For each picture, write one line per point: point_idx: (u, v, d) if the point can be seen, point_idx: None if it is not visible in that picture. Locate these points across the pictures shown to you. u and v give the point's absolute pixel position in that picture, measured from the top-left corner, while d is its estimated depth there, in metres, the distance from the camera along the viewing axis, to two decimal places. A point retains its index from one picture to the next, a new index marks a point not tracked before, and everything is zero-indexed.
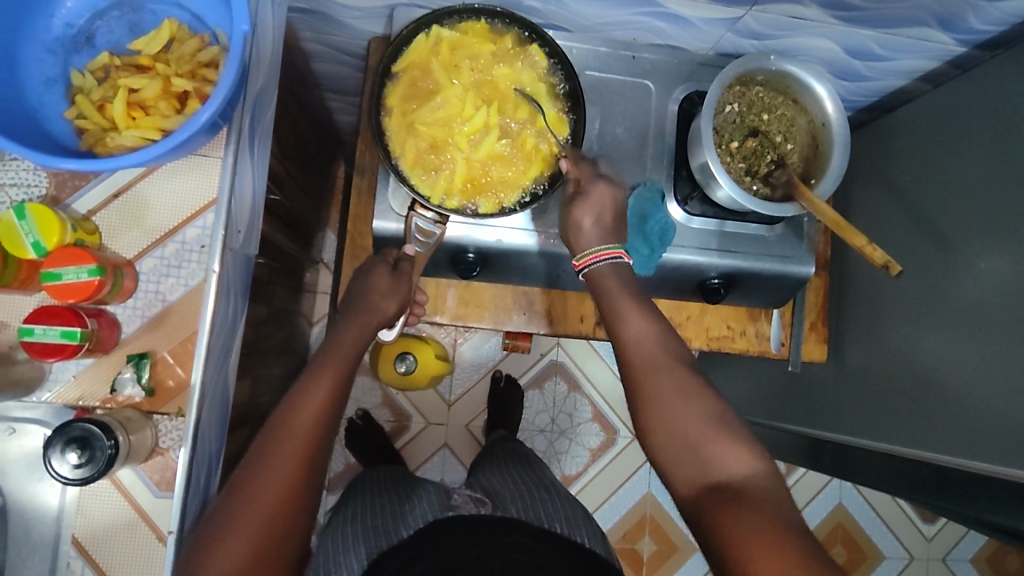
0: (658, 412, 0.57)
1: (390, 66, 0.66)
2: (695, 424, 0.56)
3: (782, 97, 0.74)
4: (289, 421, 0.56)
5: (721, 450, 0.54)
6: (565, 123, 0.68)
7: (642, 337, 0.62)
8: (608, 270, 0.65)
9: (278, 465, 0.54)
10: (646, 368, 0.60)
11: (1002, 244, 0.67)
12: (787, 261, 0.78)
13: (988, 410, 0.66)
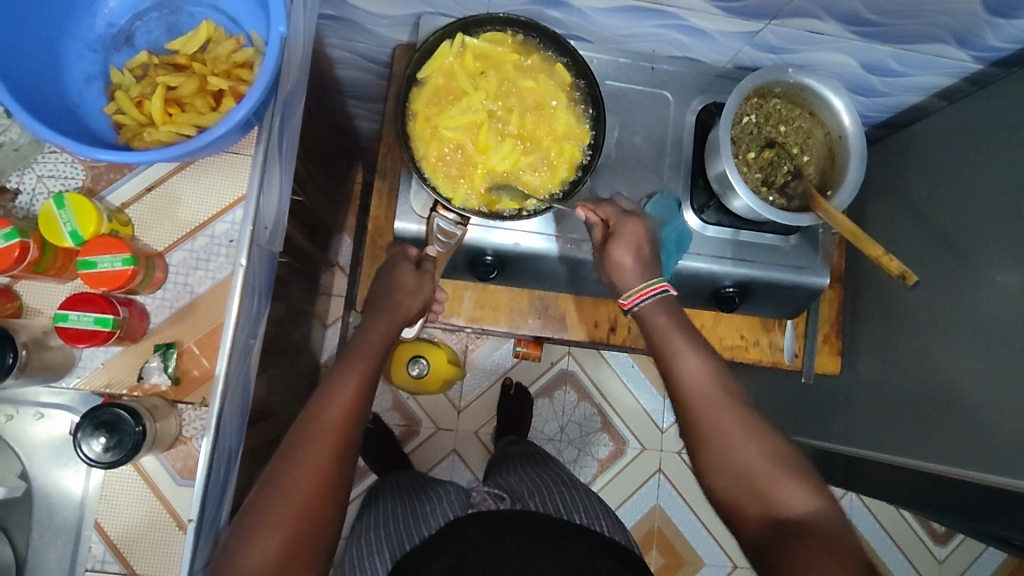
0: (714, 449, 0.60)
1: (416, 72, 0.67)
2: (757, 465, 0.58)
3: (799, 109, 0.75)
4: (321, 414, 0.58)
5: (782, 490, 0.57)
6: (585, 129, 0.70)
7: (698, 372, 0.63)
8: (656, 307, 0.66)
9: (312, 457, 0.55)
10: (706, 403, 0.61)
11: (1017, 259, 0.68)
12: (802, 272, 0.78)
13: (1000, 425, 0.67)
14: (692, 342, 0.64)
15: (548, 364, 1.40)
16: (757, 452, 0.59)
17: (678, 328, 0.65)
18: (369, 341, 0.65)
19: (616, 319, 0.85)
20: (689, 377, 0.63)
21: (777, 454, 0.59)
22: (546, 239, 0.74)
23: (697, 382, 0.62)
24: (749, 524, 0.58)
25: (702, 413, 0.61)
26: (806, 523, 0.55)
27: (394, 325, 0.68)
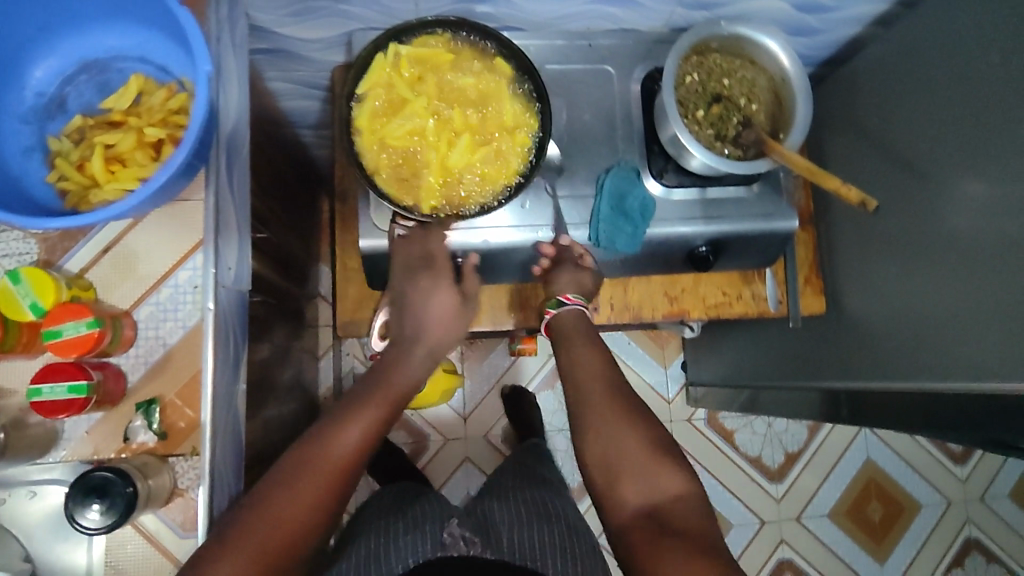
0: (599, 432, 0.66)
1: (354, 89, 0.67)
2: (637, 452, 0.64)
3: (740, 60, 0.75)
4: (321, 455, 0.57)
5: (658, 475, 0.62)
6: (532, 116, 0.69)
7: (589, 363, 0.70)
8: (573, 312, 0.74)
9: (302, 498, 0.55)
10: (597, 392, 0.68)
11: (979, 168, 0.68)
12: (771, 218, 0.79)
13: (990, 335, 0.66)
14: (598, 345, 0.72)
15: (546, 357, 1.39)
16: (634, 440, 0.64)
17: (585, 330, 0.73)
18: (393, 377, 0.63)
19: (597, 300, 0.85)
20: (583, 370, 0.70)
21: (654, 443, 0.65)
22: (515, 231, 0.75)
23: (592, 372, 0.70)
24: (619, 512, 0.62)
25: (596, 398, 0.68)
26: (672, 507, 0.61)
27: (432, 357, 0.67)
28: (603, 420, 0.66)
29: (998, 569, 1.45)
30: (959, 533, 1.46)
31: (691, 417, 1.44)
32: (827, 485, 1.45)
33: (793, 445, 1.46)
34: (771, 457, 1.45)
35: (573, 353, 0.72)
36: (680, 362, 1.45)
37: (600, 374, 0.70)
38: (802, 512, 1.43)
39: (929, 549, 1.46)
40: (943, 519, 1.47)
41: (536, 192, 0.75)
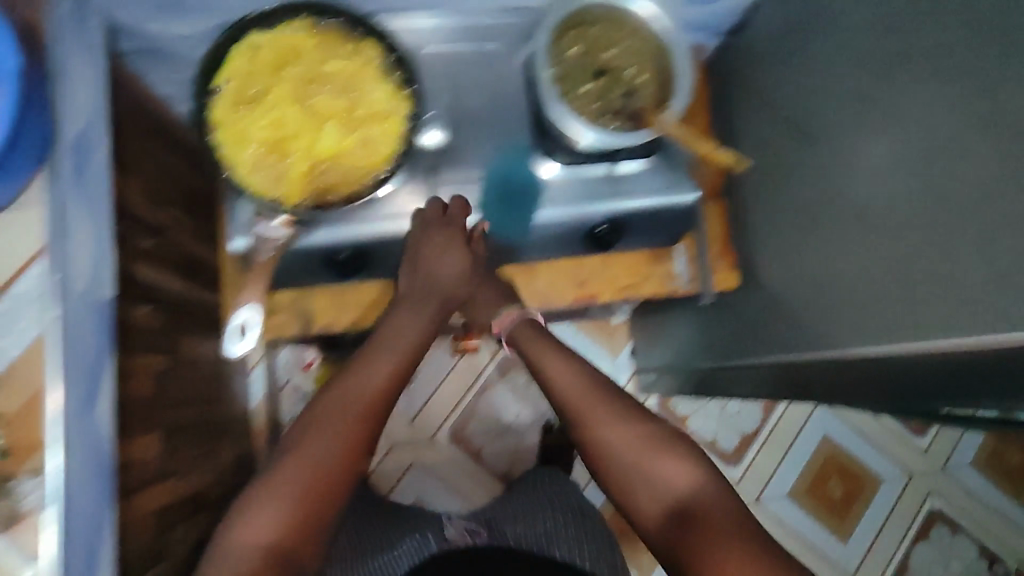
0: (591, 439, 0.69)
1: (208, 83, 0.64)
2: (626, 450, 0.67)
3: (621, 30, 0.71)
4: (310, 460, 0.62)
5: (665, 466, 0.65)
6: (402, 97, 0.66)
7: (566, 376, 0.72)
8: (520, 324, 0.76)
9: (276, 511, 0.59)
10: (586, 407, 0.70)
11: (858, 120, 0.63)
12: (669, 192, 0.76)
13: (871, 296, 0.62)
14: (574, 363, 0.73)
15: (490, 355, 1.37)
16: (670, 461, 0.65)
17: (554, 345, 0.75)
18: (355, 386, 0.66)
19: (503, 287, 0.82)
20: (567, 390, 0.71)
21: (652, 437, 0.67)
22: None
23: (586, 393, 0.70)
24: (650, 517, 0.65)
25: (586, 412, 0.70)
26: (683, 500, 0.63)
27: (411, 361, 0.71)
28: (602, 423, 0.69)
29: (964, 541, 1.42)
30: (922, 506, 1.44)
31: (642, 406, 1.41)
32: (784, 465, 1.42)
33: (747, 425, 1.44)
34: (726, 440, 1.42)
35: (548, 369, 0.73)
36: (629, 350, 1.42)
37: (590, 388, 0.71)
38: (761, 494, 1.41)
39: (892, 525, 1.43)
40: (905, 492, 1.44)
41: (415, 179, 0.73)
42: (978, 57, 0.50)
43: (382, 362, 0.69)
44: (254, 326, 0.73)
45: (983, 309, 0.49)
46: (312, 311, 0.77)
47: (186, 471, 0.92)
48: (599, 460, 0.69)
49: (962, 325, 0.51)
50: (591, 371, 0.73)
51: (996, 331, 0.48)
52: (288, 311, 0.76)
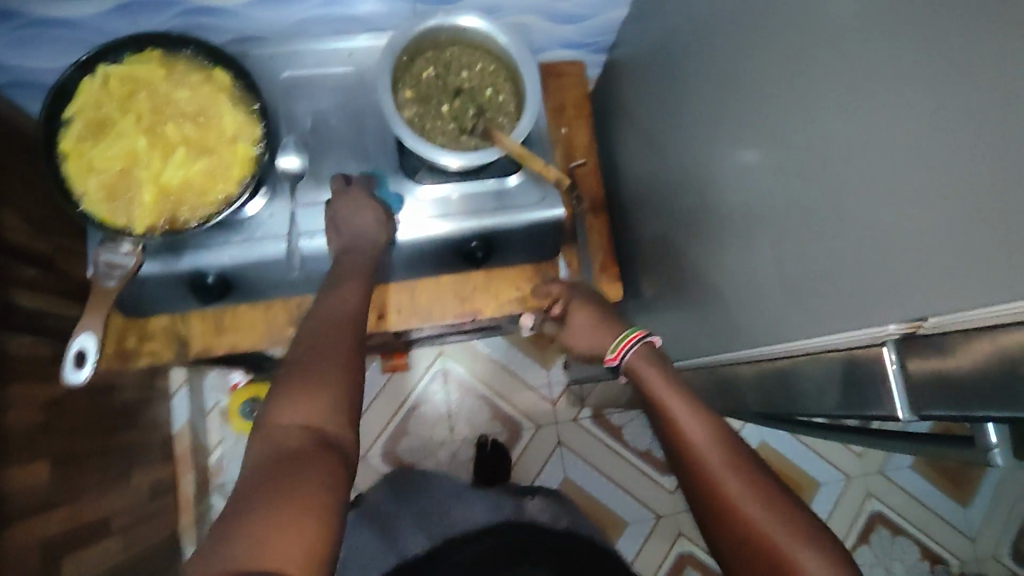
0: (730, 513, 0.53)
1: (56, 112, 0.64)
2: (766, 521, 0.51)
3: (478, 51, 0.74)
4: (287, 445, 0.49)
5: (800, 554, 0.49)
6: (254, 122, 0.67)
7: (693, 427, 0.58)
8: (640, 361, 0.66)
9: (310, 494, 0.46)
10: (720, 466, 0.55)
11: (719, 128, 0.64)
12: (537, 207, 0.76)
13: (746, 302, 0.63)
14: (690, 404, 0.60)
15: (422, 370, 1.40)
16: (766, 510, 0.52)
17: (677, 387, 0.62)
18: (328, 366, 0.55)
19: (383, 304, 0.84)
20: (693, 440, 0.58)
21: (786, 510, 0.52)
22: (260, 244, 0.71)
23: (709, 448, 0.57)
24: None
25: (718, 472, 0.55)
26: None
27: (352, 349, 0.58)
28: (733, 497, 0.53)
29: (905, 542, 1.42)
30: (863, 508, 1.43)
31: (577, 417, 1.41)
32: None
33: None
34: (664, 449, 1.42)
35: (667, 409, 0.61)
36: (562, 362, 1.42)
37: (712, 434, 0.58)
38: None
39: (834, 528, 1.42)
40: (844, 495, 1.44)
41: (277, 202, 0.73)
42: (782, 62, 0.51)
43: (330, 361, 0.55)
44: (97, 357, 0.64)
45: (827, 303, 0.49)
46: (188, 335, 0.78)
47: (92, 498, 0.92)
48: (741, 543, 0.52)
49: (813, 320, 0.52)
50: (712, 413, 0.60)
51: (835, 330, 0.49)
52: (163, 336, 0.77)
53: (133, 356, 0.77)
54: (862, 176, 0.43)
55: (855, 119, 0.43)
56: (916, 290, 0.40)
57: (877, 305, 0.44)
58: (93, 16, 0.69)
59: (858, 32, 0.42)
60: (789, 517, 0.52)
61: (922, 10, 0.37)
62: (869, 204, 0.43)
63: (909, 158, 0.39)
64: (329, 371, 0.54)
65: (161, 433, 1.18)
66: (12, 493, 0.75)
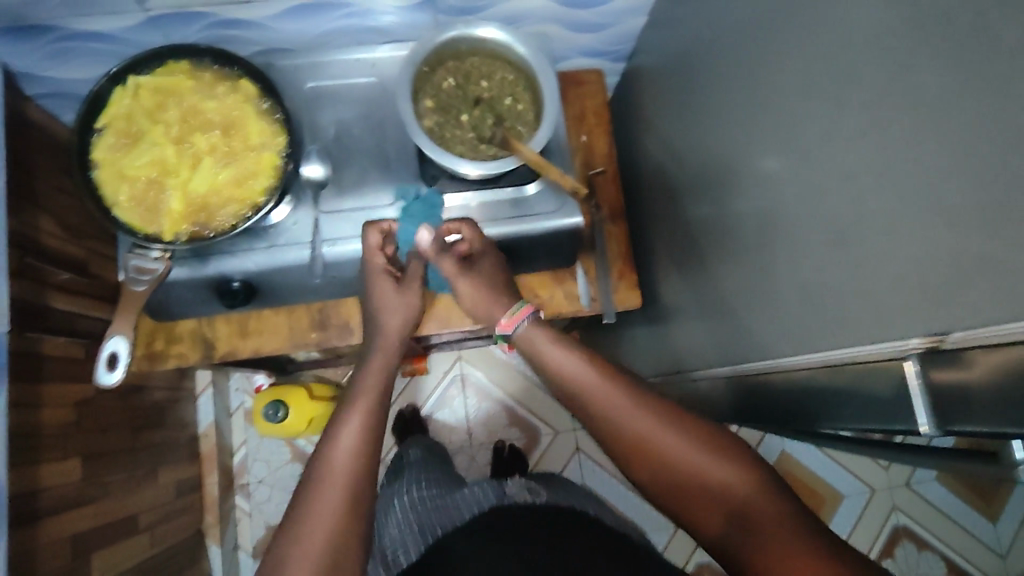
0: (643, 448, 0.57)
1: (91, 122, 0.67)
2: (676, 447, 0.56)
3: (498, 61, 0.75)
4: (324, 468, 0.58)
5: (713, 468, 0.54)
6: (279, 133, 0.69)
7: (588, 376, 0.61)
8: (531, 327, 0.68)
9: (320, 524, 0.55)
10: (624, 411, 0.58)
11: (730, 139, 0.65)
12: (553, 215, 0.77)
13: (755, 311, 0.63)
14: (577, 361, 0.63)
15: (441, 375, 1.41)
16: (682, 440, 0.56)
17: (570, 346, 0.64)
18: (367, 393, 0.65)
19: None
20: (597, 395, 0.60)
21: (693, 433, 0.56)
22: (284, 251, 0.73)
23: (613, 398, 0.59)
24: (705, 518, 0.54)
25: (626, 418, 0.58)
26: (743, 504, 0.52)
27: (373, 415, 0.63)
28: (641, 433, 0.57)
29: (931, 556, 1.39)
30: (888, 521, 1.40)
31: None
32: None
33: None
34: None
35: (557, 369, 0.63)
36: None
37: (606, 384, 0.60)
38: None
39: (857, 542, 1.40)
40: (869, 509, 1.42)
41: (301, 210, 0.74)
42: (790, 72, 0.51)
43: (348, 420, 0.62)
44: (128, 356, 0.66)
45: (836, 320, 0.49)
46: (214, 339, 0.80)
47: (120, 496, 0.95)
48: (657, 473, 0.56)
49: (822, 335, 0.51)
50: (608, 366, 0.62)
51: (848, 346, 0.48)
52: (190, 339, 0.79)
53: (161, 359, 0.79)
54: (868, 189, 0.43)
55: (858, 132, 0.43)
56: (931, 308, 0.40)
57: (890, 320, 0.43)
58: (126, 29, 0.71)
59: (862, 44, 0.42)
60: (700, 439, 0.56)
61: (913, 27, 0.37)
62: (876, 218, 0.42)
63: (914, 173, 0.38)
64: (345, 431, 0.61)
65: (187, 433, 1.20)
66: (44, 489, 0.77)
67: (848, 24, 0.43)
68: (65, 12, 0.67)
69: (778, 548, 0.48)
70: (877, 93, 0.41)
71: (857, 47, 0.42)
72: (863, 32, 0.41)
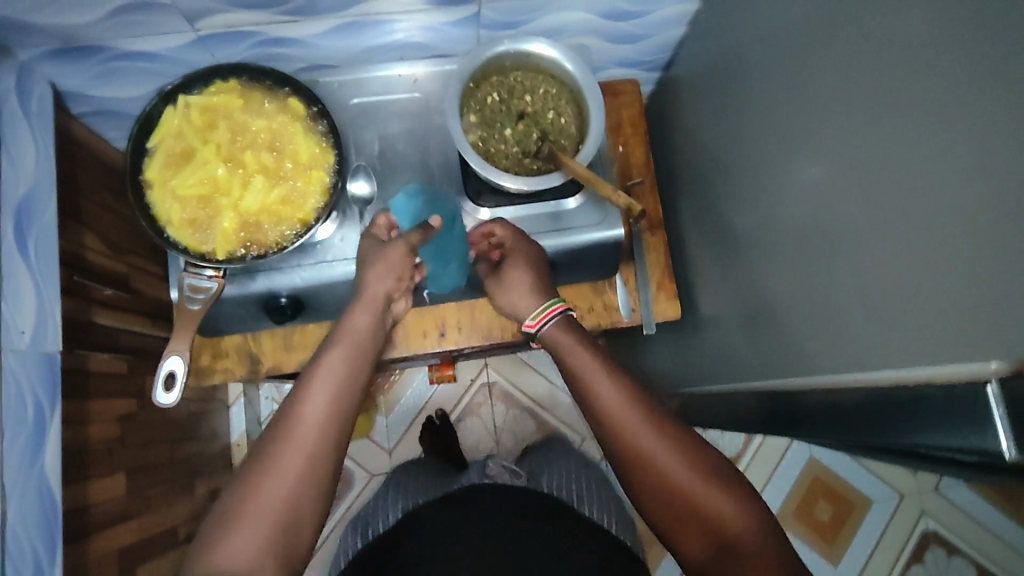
0: (648, 468, 0.57)
1: (143, 142, 0.68)
2: (683, 476, 0.56)
3: (542, 75, 0.75)
4: (279, 443, 0.56)
5: (717, 503, 0.55)
6: (328, 150, 0.70)
7: (607, 391, 0.60)
8: (558, 327, 0.68)
9: (267, 497, 0.54)
10: (638, 428, 0.58)
11: (785, 152, 0.65)
12: (596, 228, 0.78)
13: (811, 324, 0.63)
14: (599, 373, 0.62)
15: (468, 383, 1.42)
16: (691, 469, 0.56)
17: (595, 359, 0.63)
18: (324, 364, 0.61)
19: (443, 323, 0.86)
20: (613, 409, 0.59)
21: (702, 464, 0.56)
22: (331, 266, 0.74)
23: (629, 413, 0.59)
24: (692, 542, 0.55)
25: (638, 433, 0.58)
26: (738, 542, 0.53)
27: (347, 386, 0.61)
28: (648, 452, 0.57)
29: (961, 562, 1.38)
30: (917, 526, 1.40)
31: None
32: (769, 489, 1.42)
33: (729, 451, 1.44)
34: None
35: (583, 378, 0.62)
36: None
37: (628, 403, 0.59)
38: None
39: (885, 548, 1.40)
40: (897, 514, 1.41)
41: (347, 226, 0.75)
42: (868, 89, 0.51)
43: (320, 383, 0.60)
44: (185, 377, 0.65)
45: (908, 338, 0.49)
46: (258, 354, 0.81)
47: (161, 507, 0.95)
48: (655, 491, 0.56)
49: (891, 352, 0.51)
50: (628, 382, 0.61)
51: (916, 367, 0.48)
52: (235, 355, 0.80)
53: (207, 374, 0.80)
54: (954, 211, 0.43)
55: (948, 154, 0.43)
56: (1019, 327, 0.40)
57: (966, 344, 0.43)
58: (174, 48, 0.71)
59: (957, 68, 0.42)
60: (709, 471, 0.56)
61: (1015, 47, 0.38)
62: (961, 240, 0.43)
63: (1009, 199, 0.39)
64: (316, 399, 0.58)
65: (220, 443, 1.21)
66: (94, 505, 0.78)
67: (941, 46, 0.43)
68: (116, 34, 0.67)
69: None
70: (969, 116, 0.41)
71: (949, 69, 0.43)
72: (958, 55, 0.42)
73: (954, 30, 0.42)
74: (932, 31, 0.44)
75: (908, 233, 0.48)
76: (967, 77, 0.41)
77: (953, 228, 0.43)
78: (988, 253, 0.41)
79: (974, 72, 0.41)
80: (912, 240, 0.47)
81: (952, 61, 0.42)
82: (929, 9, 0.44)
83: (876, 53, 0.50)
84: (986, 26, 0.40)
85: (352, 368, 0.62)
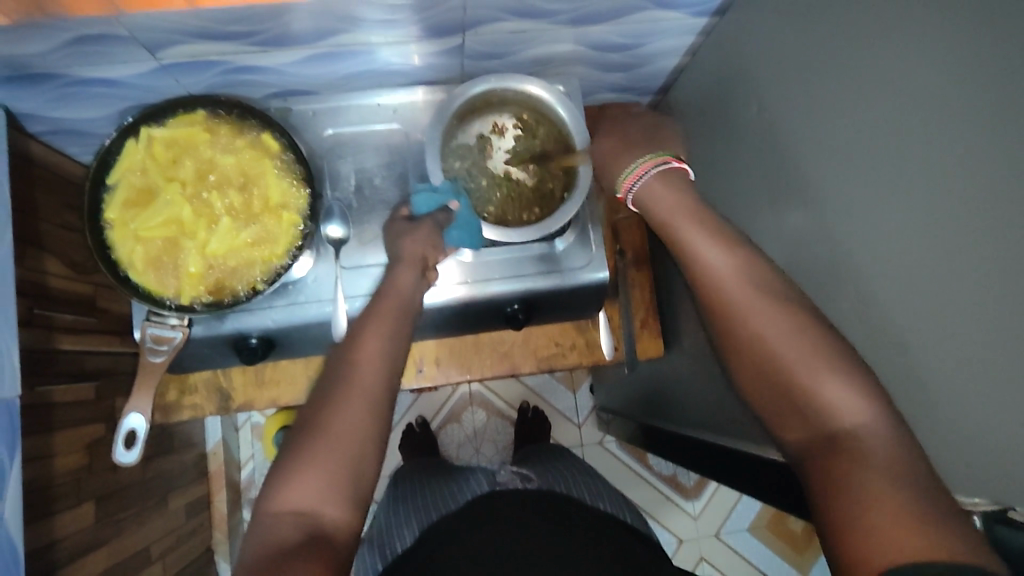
0: (741, 328, 0.52)
1: (104, 179, 0.64)
2: (774, 334, 0.50)
3: (529, 111, 0.72)
4: (355, 374, 0.58)
5: (827, 391, 0.47)
6: (302, 190, 0.67)
7: (719, 264, 0.55)
8: (658, 180, 0.60)
9: (348, 420, 0.55)
10: (744, 307, 0.52)
11: (780, 213, 0.63)
12: (578, 272, 0.76)
13: None
14: (720, 235, 0.56)
15: (449, 391, 1.40)
16: (789, 335, 0.50)
17: (696, 217, 0.58)
18: (395, 310, 0.63)
19: (421, 359, 0.85)
20: (726, 289, 0.54)
21: (804, 332, 0.50)
22: (305, 310, 0.71)
23: (728, 280, 0.54)
24: (796, 419, 0.49)
25: (733, 304, 0.53)
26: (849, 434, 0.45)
27: (395, 348, 0.61)
28: (744, 315, 0.52)
29: None
30: None
31: (603, 441, 1.41)
32: (744, 500, 1.41)
33: None
34: (686, 474, 1.41)
35: (690, 251, 0.57)
36: (589, 384, 1.44)
37: (745, 276, 0.54)
38: (719, 529, 1.39)
39: None
40: None
41: (323, 263, 0.72)
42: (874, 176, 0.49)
43: (373, 347, 0.60)
44: (146, 435, 0.68)
45: None
46: (229, 389, 0.79)
47: (130, 526, 0.93)
48: (749, 352, 0.52)
49: None
50: (743, 252, 0.55)
51: None
52: (204, 390, 0.78)
53: (175, 410, 0.78)
54: (965, 331, 0.41)
55: (958, 267, 0.42)
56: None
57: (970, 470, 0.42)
58: (137, 76, 0.67)
59: (972, 182, 0.40)
60: (818, 349, 0.49)
61: None
62: (969, 360, 0.41)
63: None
64: (373, 356, 0.59)
65: (195, 451, 1.19)
66: (60, 540, 0.76)
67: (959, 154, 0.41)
68: (73, 62, 0.63)
69: (885, 512, 0.41)
70: (982, 236, 0.40)
71: (967, 182, 0.40)
72: (974, 169, 0.40)
73: (974, 139, 0.40)
74: (949, 135, 0.42)
75: (910, 334, 0.46)
76: (983, 194, 0.39)
77: (961, 346, 0.42)
78: (1005, 382, 0.39)
79: (990, 193, 0.39)
80: (916, 345, 0.46)
81: (968, 175, 0.40)
82: (948, 109, 0.41)
83: (885, 138, 0.47)
84: (1012, 145, 0.37)
85: (402, 336, 0.62)
